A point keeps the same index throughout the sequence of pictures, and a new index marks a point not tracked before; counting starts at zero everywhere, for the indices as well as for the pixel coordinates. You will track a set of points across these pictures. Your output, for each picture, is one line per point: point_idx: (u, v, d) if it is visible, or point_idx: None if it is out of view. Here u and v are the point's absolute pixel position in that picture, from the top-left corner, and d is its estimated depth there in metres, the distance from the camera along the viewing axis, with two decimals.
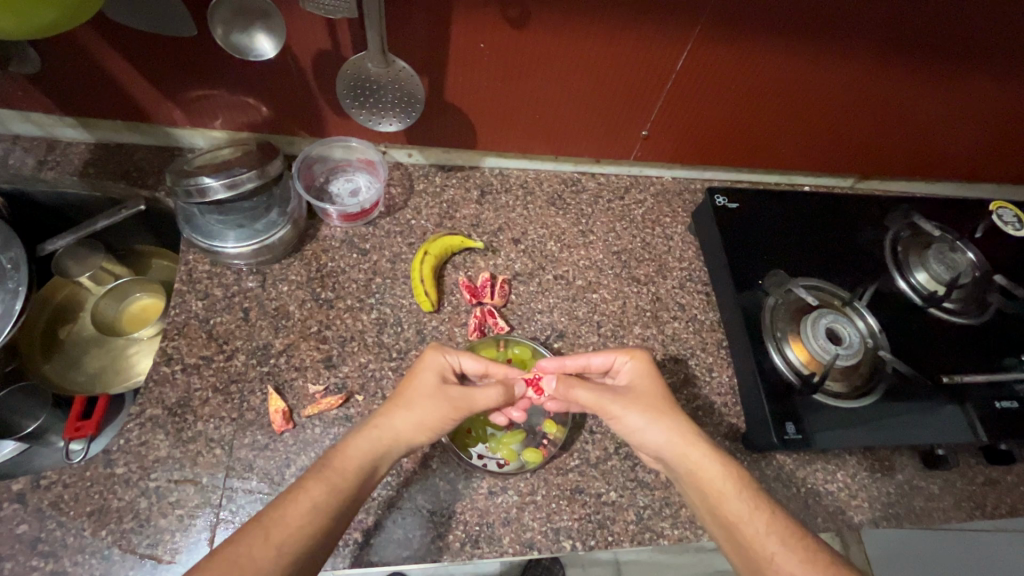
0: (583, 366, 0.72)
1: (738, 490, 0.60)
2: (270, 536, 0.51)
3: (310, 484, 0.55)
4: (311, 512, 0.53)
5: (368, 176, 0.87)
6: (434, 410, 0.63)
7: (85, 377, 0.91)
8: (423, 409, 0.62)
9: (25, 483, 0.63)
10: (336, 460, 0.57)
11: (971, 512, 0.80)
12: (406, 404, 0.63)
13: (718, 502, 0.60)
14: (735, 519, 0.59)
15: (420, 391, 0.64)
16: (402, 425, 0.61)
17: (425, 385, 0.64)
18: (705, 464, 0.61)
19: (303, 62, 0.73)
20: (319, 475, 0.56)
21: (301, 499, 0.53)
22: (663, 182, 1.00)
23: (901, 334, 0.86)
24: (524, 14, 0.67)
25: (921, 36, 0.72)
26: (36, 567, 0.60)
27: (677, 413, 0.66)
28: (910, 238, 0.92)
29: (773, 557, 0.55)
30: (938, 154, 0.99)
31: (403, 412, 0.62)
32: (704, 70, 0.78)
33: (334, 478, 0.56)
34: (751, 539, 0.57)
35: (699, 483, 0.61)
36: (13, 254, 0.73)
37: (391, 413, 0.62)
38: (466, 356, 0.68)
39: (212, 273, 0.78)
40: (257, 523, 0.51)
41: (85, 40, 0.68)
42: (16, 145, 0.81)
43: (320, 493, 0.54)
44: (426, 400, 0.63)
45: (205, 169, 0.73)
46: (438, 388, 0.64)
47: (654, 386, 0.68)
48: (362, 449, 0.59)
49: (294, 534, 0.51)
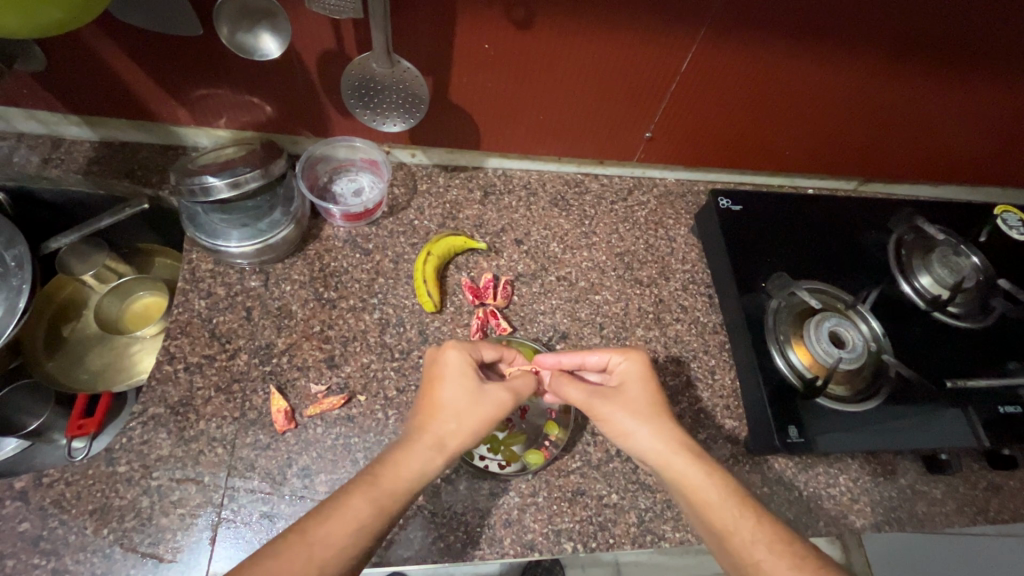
0: (579, 363, 0.72)
1: (722, 498, 0.58)
2: (313, 554, 0.49)
3: (354, 502, 0.52)
4: (357, 534, 0.51)
5: (372, 176, 0.87)
6: (483, 414, 0.60)
7: (90, 374, 0.90)
8: (471, 416, 0.60)
9: (27, 481, 0.63)
10: (386, 477, 0.55)
11: (974, 517, 0.80)
12: (450, 413, 0.60)
13: (703, 510, 0.58)
14: (723, 527, 0.57)
15: (456, 394, 0.61)
16: (455, 437, 0.58)
17: (461, 387, 0.61)
18: (689, 472, 0.60)
19: (307, 62, 0.73)
20: (364, 492, 0.53)
21: (346, 518, 0.51)
22: (666, 184, 1.00)
23: (905, 337, 0.85)
24: (528, 14, 0.67)
25: (930, 39, 0.72)
26: (38, 565, 0.60)
27: (667, 418, 0.65)
28: (913, 242, 0.92)
29: (761, 563, 0.54)
30: (942, 158, 0.99)
31: (451, 422, 0.59)
32: (712, 71, 0.77)
33: (381, 497, 0.53)
34: (741, 546, 0.56)
35: (685, 489, 0.60)
36: (18, 251, 0.73)
37: (438, 424, 0.59)
38: (484, 348, 0.67)
39: (214, 272, 0.78)
40: (301, 538, 0.49)
41: (90, 38, 0.69)
42: (21, 143, 0.82)
43: (366, 513, 0.52)
44: (470, 405, 0.60)
45: (209, 168, 0.73)
46: (476, 388, 0.61)
47: (646, 389, 0.67)
48: (413, 469, 0.56)
49: (339, 554, 0.49)
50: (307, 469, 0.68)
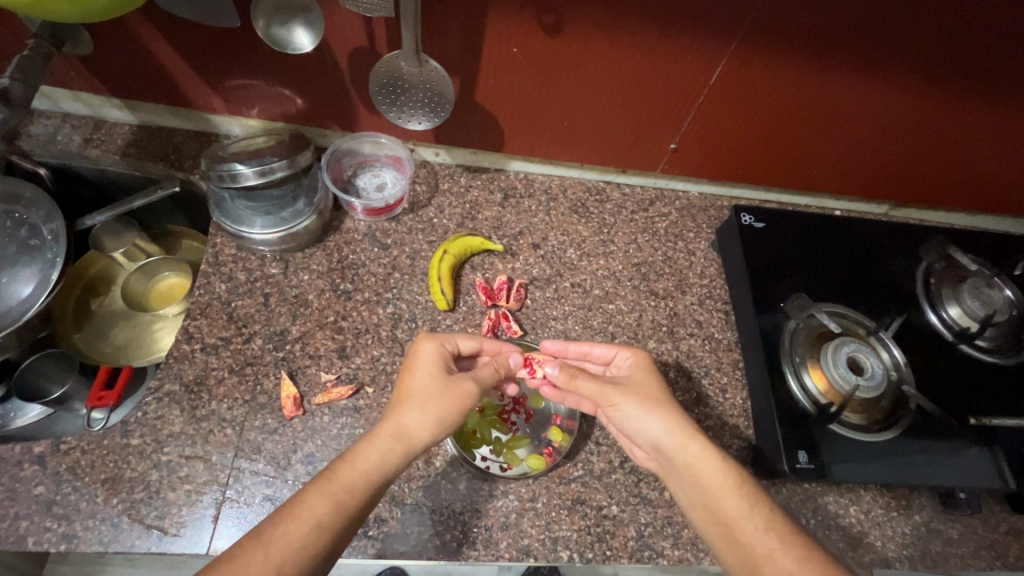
0: (584, 354, 0.74)
1: (742, 488, 0.59)
2: (269, 553, 0.48)
3: (312, 499, 0.52)
4: (316, 530, 0.50)
5: (395, 172, 0.88)
6: (448, 404, 0.61)
7: (112, 347, 0.94)
8: (434, 404, 0.60)
9: (45, 447, 0.66)
10: (342, 471, 0.54)
11: (992, 562, 0.76)
12: (415, 402, 0.61)
13: (719, 499, 0.58)
14: (734, 517, 0.57)
15: (423, 384, 0.62)
16: (417, 425, 0.59)
17: (427, 378, 0.63)
18: (706, 461, 0.60)
19: (337, 57, 0.74)
20: (320, 488, 0.53)
21: (303, 516, 0.51)
22: (689, 197, 0.99)
23: (929, 370, 0.82)
24: (559, 21, 0.68)
25: (966, 63, 0.70)
26: (49, 528, 0.62)
27: (667, 400, 0.65)
28: (943, 271, 0.89)
29: (771, 553, 0.54)
30: (980, 184, 0.95)
31: (415, 411, 0.60)
32: (740, 86, 0.77)
33: (338, 491, 0.53)
34: (748, 540, 0.55)
35: (702, 480, 0.59)
36: (54, 226, 0.77)
37: (402, 414, 0.59)
38: (459, 338, 0.68)
39: (237, 257, 0.80)
40: (255, 541, 0.49)
41: (136, 26, 0.72)
42: (65, 122, 0.85)
43: (325, 510, 0.52)
44: (437, 392, 0.61)
45: (239, 156, 0.75)
46: (442, 379, 0.63)
47: (653, 380, 0.68)
48: (372, 460, 0.56)
49: (295, 553, 0.49)
50: (311, 456, 0.69)
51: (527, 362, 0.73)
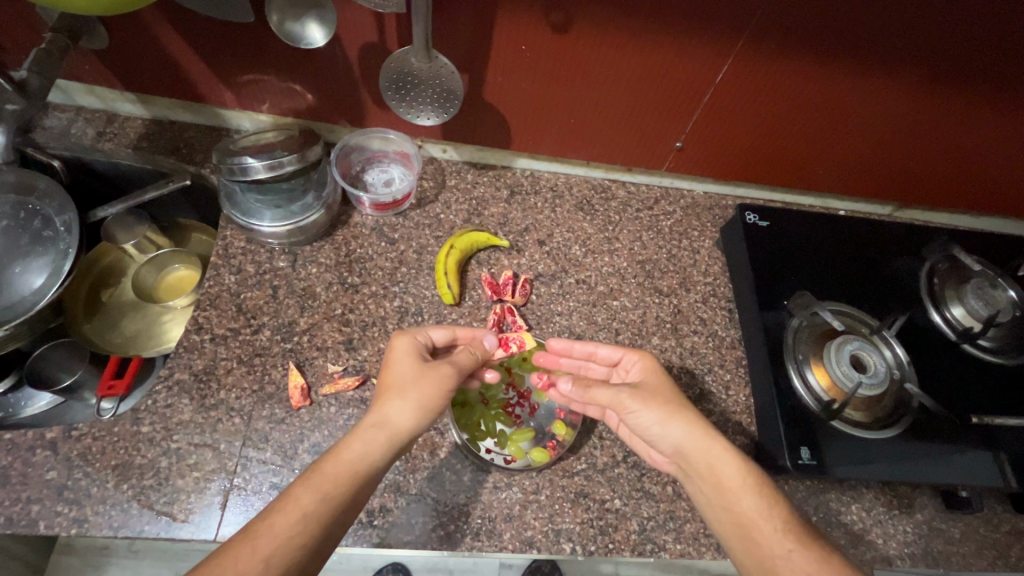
0: (590, 354, 0.75)
1: (743, 484, 0.59)
2: (257, 549, 0.49)
3: (300, 492, 0.53)
4: (303, 523, 0.51)
5: (402, 168, 0.90)
6: (427, 389, 0.62)
7: (121, 338, 0.95)
8: (413, 390, 0.61)
9: (57, 433, 0.67)
10: (328, 465, 0.55)
11: (994, 561, 0.77)
12: (397, 391, 0.61)
13: (727, 497, 0.59)
14: (749, 518, 0.57)
15: (401, 373, 0.63)
16: (400, 413, 0.60)
17: (405, 368, 0.63)
18: (716, 462, 0.60)
19: (349, 52, 0.76)
20: (308, 482, 0.53)
21: (290, 509, 0.51)
22: (694, 196, 0.99)
23: (931, 369, 0.83)
24: (566, 19, 0.69)
25: (969, 63, 0.71)
26: (60, 513, 0.63)
27: (683, 405, 0.65)
28: (947, 271, 0.89)
29: (792, 553, 0.55)
30: (988, 184, 0.95)
31: (397, 400, 0.60)
32: (745, 85, 0.77)
33: (324, 484, 0.54)
34: (766, 540, 0.56)
35: (719, 481, 0.60)
36: (67, 218, 0.78)
37: (385, 404, 0.60)
38: (432, 330, 0.69)
39: (246, 250, 0.81)
40: (245, 536, 0.50)
41: (153, 21, 0.73)
42: (79, 116, 0.86)
43: (310, 502, 0.52)
44: (415, 379, 0.62)
45: (249, 149, 0.76)
46: (419, 366, 0.63)
47: (665, 382, 0.68)
48: (357, 451, 0.56)
49: (282, 546, 0.50)
50: (317, 446, 0.70)
51: (501, 341, 0.77)
